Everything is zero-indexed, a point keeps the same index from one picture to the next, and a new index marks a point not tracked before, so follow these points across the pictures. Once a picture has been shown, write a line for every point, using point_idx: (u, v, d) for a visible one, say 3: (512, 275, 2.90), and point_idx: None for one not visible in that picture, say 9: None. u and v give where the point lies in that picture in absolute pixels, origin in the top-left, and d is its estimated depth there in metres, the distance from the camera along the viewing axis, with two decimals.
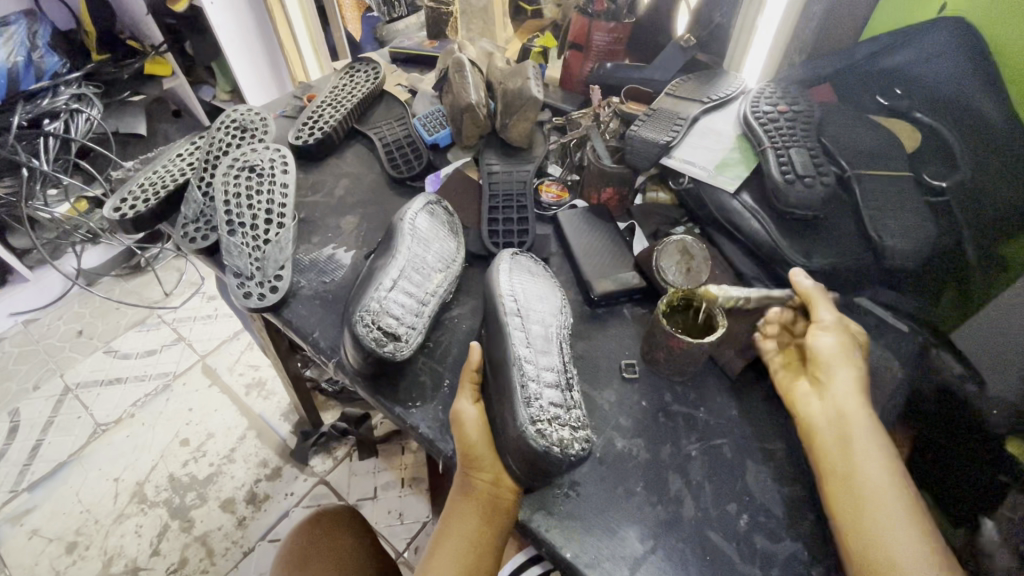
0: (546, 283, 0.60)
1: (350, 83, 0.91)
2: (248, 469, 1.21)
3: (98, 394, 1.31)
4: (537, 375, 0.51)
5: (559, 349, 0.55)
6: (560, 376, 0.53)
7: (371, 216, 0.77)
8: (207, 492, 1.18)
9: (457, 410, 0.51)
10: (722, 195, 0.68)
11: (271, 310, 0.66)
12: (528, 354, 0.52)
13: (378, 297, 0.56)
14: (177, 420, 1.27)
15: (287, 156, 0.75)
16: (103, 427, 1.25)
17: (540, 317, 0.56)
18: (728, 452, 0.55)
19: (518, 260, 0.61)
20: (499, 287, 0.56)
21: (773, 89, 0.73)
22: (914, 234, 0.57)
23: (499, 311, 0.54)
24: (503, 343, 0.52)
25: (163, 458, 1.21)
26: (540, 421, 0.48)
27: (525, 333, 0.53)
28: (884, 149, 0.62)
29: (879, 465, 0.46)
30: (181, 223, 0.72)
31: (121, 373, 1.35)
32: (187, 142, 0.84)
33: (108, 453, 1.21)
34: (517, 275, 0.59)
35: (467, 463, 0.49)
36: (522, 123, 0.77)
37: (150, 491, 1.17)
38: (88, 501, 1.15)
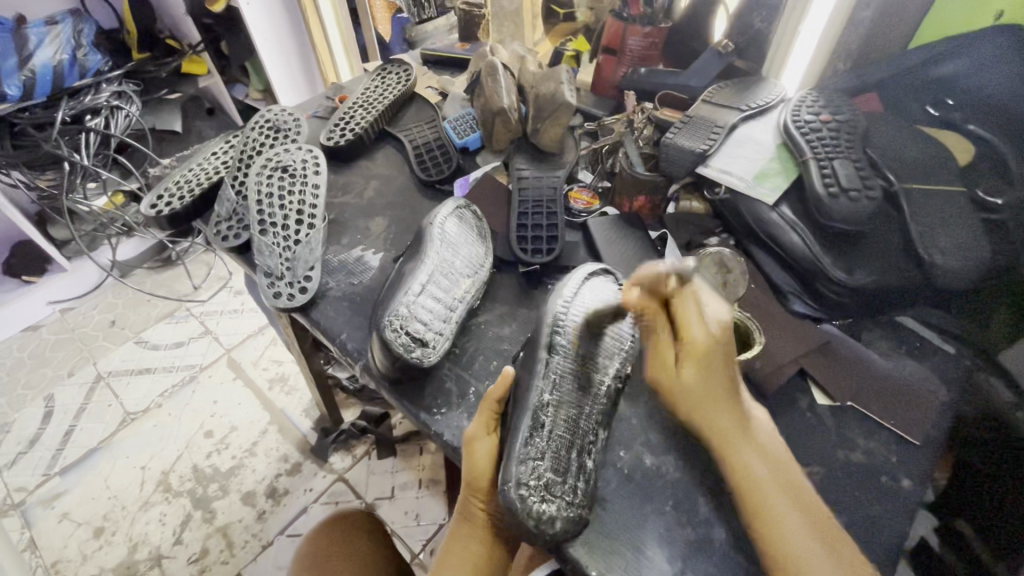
0: (614, 316, 0.56)
1: (382, 84, 0.91)
2: (269, 463, 1.23)
3: (128, 383, 1.35)
4: (549, 430, 0.49)
5: (591, 400, 0.52)
6: (573, 437, 0.50)
7: (401, 218, 0.77)
8: (228, 484, 1.19)
9: (470, 437, 0.50)
10: (760, 207, 0.66)
11: (300, 310, 0.66)
12: (551, 403, 0.50)
13: (407, 301, 0.56)
14: (202, 412, 1.30)
15: (319, 157, 0.75)
16: (132, 416, 1.29)
17: (584, 360, 0.53)
18: None
19: (593, 282, 0.57)
20: (551, 315, 0.53)
21: (815, 98, 0.71)
22: (968, 251, 0.52)
23: (538, 343, 0.53)
24: (530, 384, 0.50)
25: (187, 448, 1.24)
26: (526, 486, 0.45)
27: (556, 377, 0.51)
28: (933, 162, 0.57)
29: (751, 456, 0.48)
30: (214, 221, 0.73)
31: (150, 364, 1.38)
32: (222, 140, 0.85)
33: (135, 442, 1.24)
34: (585, 299, 0.55)
35: (467, 491, 0.50)
36: (554, 128, 0.76)
37: (174, 481, 1.19)
38: (116, 487, 1.18)
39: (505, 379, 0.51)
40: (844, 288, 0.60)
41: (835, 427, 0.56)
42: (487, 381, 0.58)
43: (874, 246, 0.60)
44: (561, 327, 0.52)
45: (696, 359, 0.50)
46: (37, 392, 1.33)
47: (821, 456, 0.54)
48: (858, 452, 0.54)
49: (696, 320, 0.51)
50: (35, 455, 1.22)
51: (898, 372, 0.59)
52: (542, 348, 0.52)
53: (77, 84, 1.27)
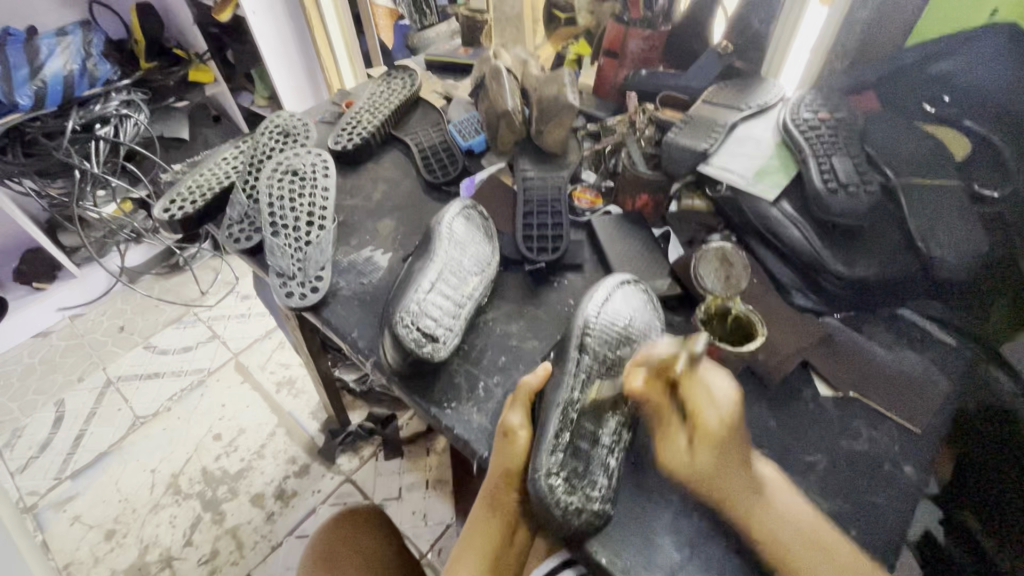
0: (640, 325, 0.57)
1: (388, 89, 0.94)
2: (278, 465, 1.24)
3: (137, 388, 1.36)
4: (578, 426, 0.49)
5: (618, 401, 0.52)
6: (601, 432, 0.50)
7: (407, 220, 0.78)
8: (238, 486, 1.21)
9: (504, 423, 0.51)
10: (761, 203, 0.66)
11: (311, 309, 0.67)
12: (581, 400, 0.50)
13: (417, 299, 0.57)
14: (212, 415, 1.31)
15: (328, 161, 0.77)
16: (142, 419, 1.30)
17: (613, 363, 0.53)
18: (766, 463, 0.53)
19: (624, 290, 0.58)
20: (582, 319, 0.54)
21: (814, 97, 0.72)
22: (965, 247, 0.57)
23: (570, 344, 0.53)
24: (561, 379, 0.51)
25: (197, 451, 1.25)
26: (556, 476, 0.47)
27: (589, 377, 0.52)
28: (929, 160, 0.62)
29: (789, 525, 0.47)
30: (226, 224, 0.75)
31: (159, 368, 1.40)
32: (232, 146, 0.87)
33: (146, 445, 1.26)
34: (613, 303, 0.56)
35: (500, 477, 0.49)
36: (557, 130, 0.78)
37: (184, 483, 1.21)
38: (128, 490, 1.19)
39: (541, 375, 0.53)
40: (842, 281, 0.61)
41: (838, 418, 0.56)
42: (495, 375, 0.60)
43: (876, 240, 0.61)
44: (593, 331, 0.53)
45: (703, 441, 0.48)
46: (48, 397, 1.35)
47: (824, 446, 0.55)
48: (861, 441, 0.55)
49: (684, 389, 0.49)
50: (47, 460, 1.24)
51: (901, 368, 0.59)
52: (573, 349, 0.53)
53: (87, 94, 1.29)
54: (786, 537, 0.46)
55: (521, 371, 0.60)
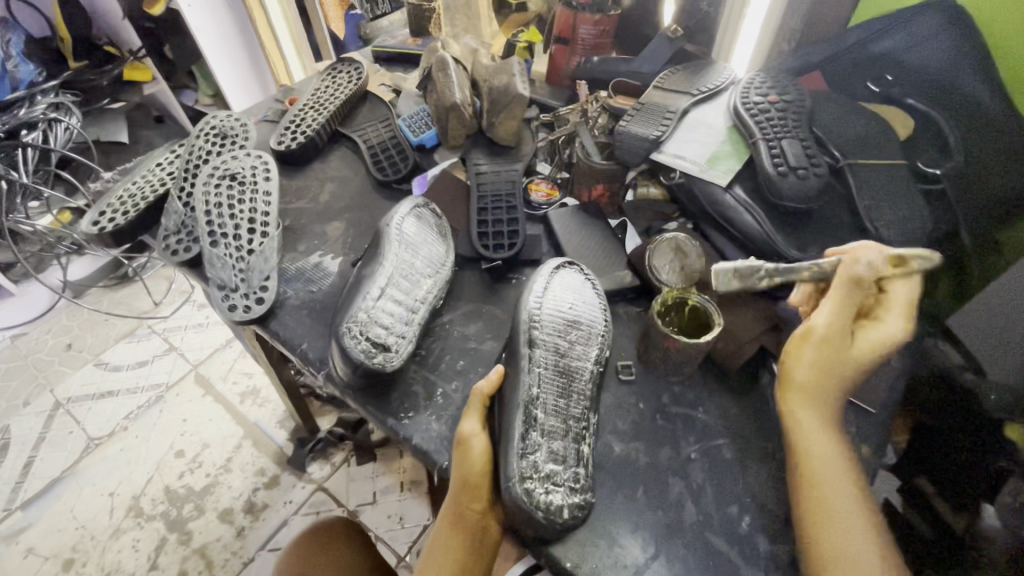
0: (587, 308, 0.55)
1: (333, 84, 0.90)
2: (246, 478, 1.20)
3: (90, 407, 1.29)
4: (543, 423, 0.47)
5: (576, 388, 0.51)
6: (568, 425, 0.49)
7: (357, 221, 0.75)
8: (204, 503, 1.16)
9: (462, 433, 0.48)
10: (715, 188, 0.65)
11: (257, 322, 0.64)
12: (542, 396, 0.48)
13: (366, 307, 0.54)
14: (172, 431, 1.25)
15: (269, 163, 0.73)
16: (96, 442, 1.23)
17: (565, 350, 0.51)
18: (728, 452, 0.52)
19: (563, 275, 0.57)
20: (526, 311, 0.52)
21: (762, 80, 0.72)
22: (909, 223, 0.56)
23: (518, 340, 0.51)
24: (518, 378, 0.49)
25: (159, 470, 1.20)
26: (530, 479, 0.45)
27: (545, 370, 0.50)
28: (874, 136, 0.62)
29: (839, 469, 0.45)
30: (162, 235, 0.70)
31: (113, 386, 1.33)
32: (168, 151, 0.82)
33: (101, 468, 1.19)
34: (556, 290, 0.55)
35: (465, 489, 0.47)
36: (508, 121, 0.76)
37: (146, 504, 1.15)
38: (84, 517, 1.13)
39: (495, 377, 0.51)
40: None
41: None
42: (453, 380, 0.58)
43: (826, 220, 0.61)
44: (538, 320, 0.51)
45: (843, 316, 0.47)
46: None
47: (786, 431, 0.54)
48: None
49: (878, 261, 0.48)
50: None
51: None
52: (522, 345, 0.51)
53: (10, 97, 1.21)
54: (822, 450, 0.46)
55: (480, 375, 0.58)
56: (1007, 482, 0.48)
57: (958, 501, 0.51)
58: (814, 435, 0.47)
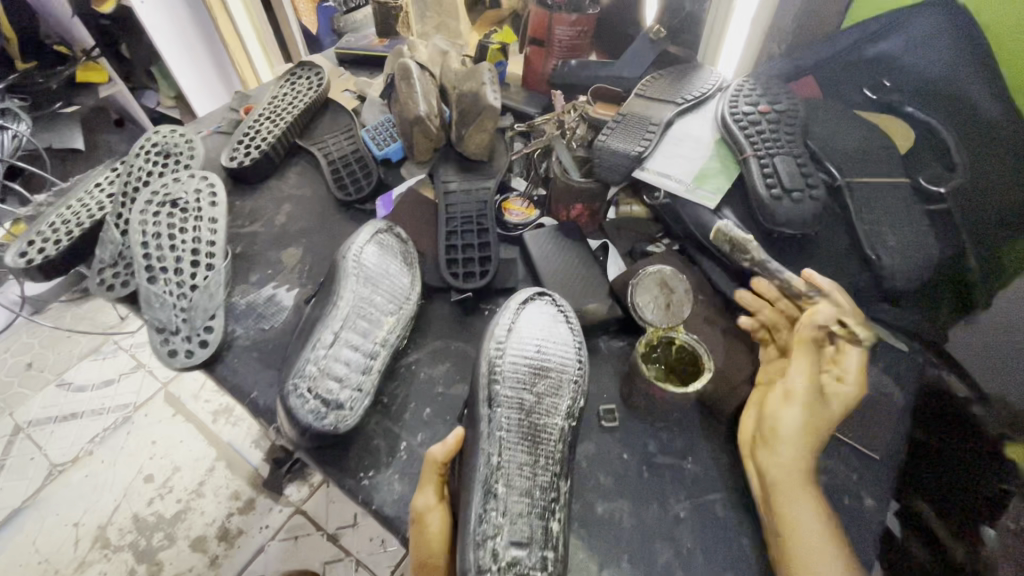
0: (557, 351, 0.49)
1: (291, 92, 0.82)
2: (219, 503, 1.01)
3: (53, 431, 1.09)
4: (505, 500, 0.42)
5: (544, 450, 0.45)
6: (534, 499, 0.43)
7: (316, 247, 0.69)
8: (175, 532, 0.98)
9: (417, 510, 0.43)
10: (703, 211, 0.61)
11: (202, 366, 0.58)
12: (504, 466, 0.43)
13: (316, 358, 0.48)
14: (139, 454, 1.05)
15: (215, 184, 0.66)
16: (59, 468, 1.04)
17: (530, 407, 0.46)
18: (721, 509, 0.48)
19: (529, 314, 0.51)
20: (486, 364, 0.47)
21: (752, 86, 0.67)
22: (912, 252, 0.49)
23: (478, 399, 0.46)
24: (476, 447, 0.43)
25: (127, 497, 1.01)
26: (489, 571, 0.39)
27: (507, 433, 0.44)
28: (873, 153, 0.55)
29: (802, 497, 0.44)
30: (96, 267, 0.63)
31: (77, 408, 1.12)
32: (108, 168, 0.75)
33: (64, 496, 1.01)
34: (520, 335, 0.49)
35: (423, 574, 0.42)
36: (479, 134, 0.69)
37: (113, 534, 0.97)
38: (48, 550, 0.95)
39: (452, 442, 0.45)
40: None
41: None
42: (419, 432, 0.52)
43: (827, 246, 0.56)
44: (498, 375, 0.46)
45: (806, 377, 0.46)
46: None
47: None
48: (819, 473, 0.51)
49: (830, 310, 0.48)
50: None
51: None
52: (483, 404, 0.46)
53: None
54: (781, 472, 0.44)
55: (449, 424, 0.53)
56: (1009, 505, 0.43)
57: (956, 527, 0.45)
58: (776, 456, 0.45)
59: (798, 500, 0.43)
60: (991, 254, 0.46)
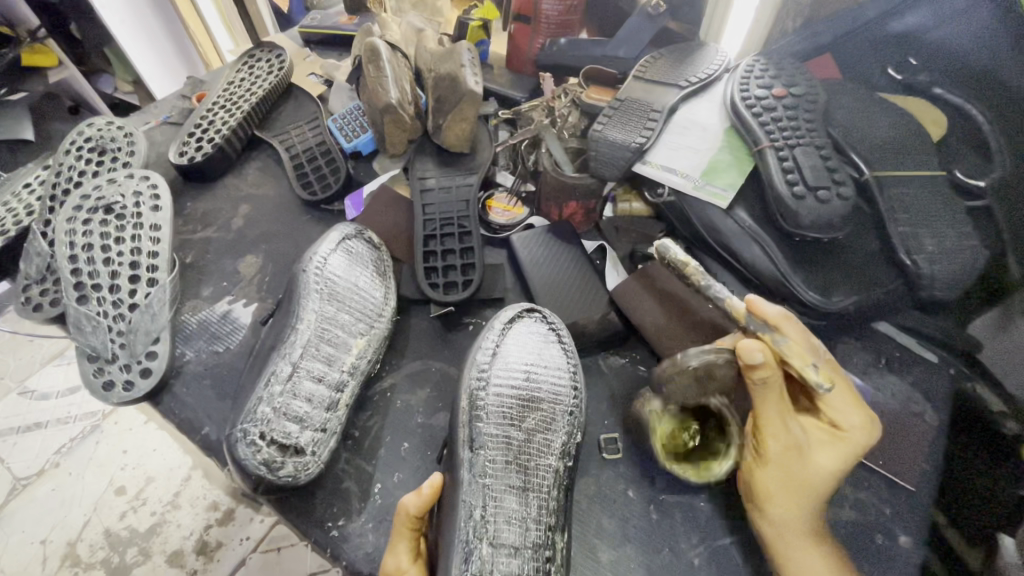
0: (548, 379, 0.41)
1: (248, 76, 0.74)
2: (197, 514, 0.89)
3: (15, 443, 0.96)
4: (491, 561, 0.34)
5: (537, 497, 0.37)
6: (525, 558, 0.35)
7: (279, 254, 0.61)
8: (151, 546, 0.86)
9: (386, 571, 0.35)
10: (713, 212, 0.54)
11: (145, 398, 0.50)
12: (491, 521, 0.35)
13: (269, 396, 0.41)
14: (111, 465, 0.93)
15: (158, 186, 0.58)
16: (24, 482, 0.92)
17: (519, 447, 0.38)
18: (740, 553, 0.42)
19: (518, 334, 0.43)
20: (466, 398, 0.39)
21: (765, 66, 0.59)
22: (958, 256, 0.43)
23: (458, 438, 0.38)
24: (457, 497, 0.36)
25: (96, 511, 0.88)
26: None
27: (493, 480, 0.36)
28: (905, 143, 0.48)
29: (816, 560, 0.38)
30: (22, 283, 0.55)
31: (42, 416, 1.00)
32: (39, 167, 0.66)
33: (33, 512, 0.88)
34: (507, 359, 0.41)
35: None
36: (459, 123, 0.61)
37: (84, 551, 0.85)
38: (13, 571, 0.84)
39: (429, 489, 0.36)
40: (816, 312, 0.49)
41: None
42: (396, 471, 0.46)
43: (854, 255, 0.48)
44: (481, 411, 0.38)
45: (779, 430, 0.37)
46: None
47: None
48: (848, 507, 0.46)
49: (800, 346, 0.38)
50: None
51: (881, 401, 0.50)
52: (463, 444, 0.38)
53: None
54: (788, 531, 0.39)
55: (430, 462, 0.46)
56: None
57: (977, 534, 0.42)
58: (774, 517, 0.39)
59: (804, 554, 0.38)
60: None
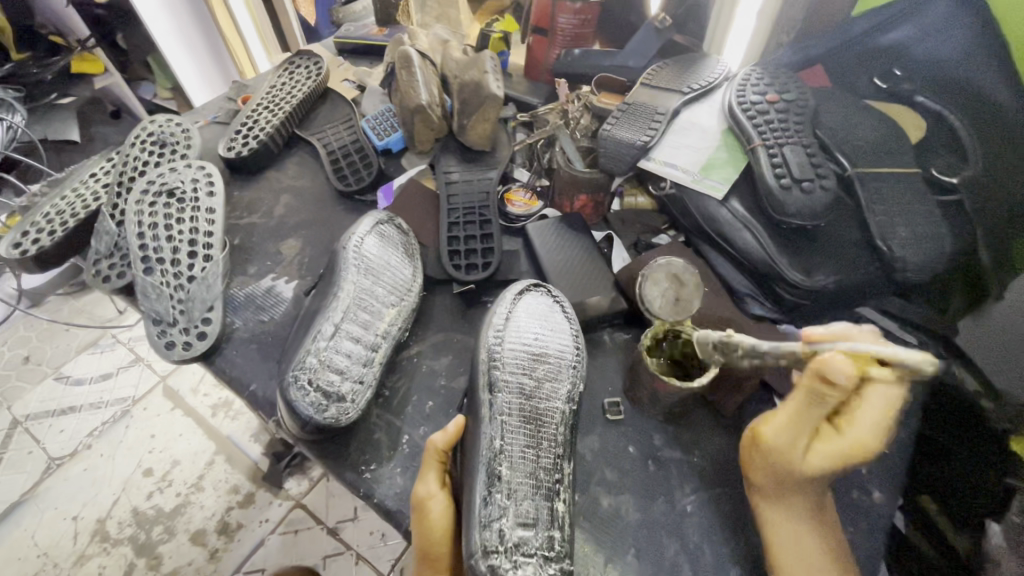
0: (555, 338, 0.47)
1: (290, 81, 0.81)
2: (219, 496, 0.96)
3: (53, 425, 1.03)
4: (509, 481, 0.40)
5: (546, 433, 0.43)
6: (539, 480, 0.41)
7: (316, 238, 0.68)
8: (175, 524, 0.93)
9: (419, 497, 0.40)
10: (710, 202, 0.61)
11: (199, 359, 0.57)
12: (507, 449, 0.41)
13: (315, 350, 0.47)
14: (138, 449, 1.00)
15: (213, 175, 0.65)
16: (58, 462, 0.99)
17: (531, 391, 0.43)
18: (728, 503, 0.47)
19: (528, 302, 0.49)
20: (484, 351, 0.45)
21: (760, 75, 0.65)
22: (926, 242, 0.46)
23: (478, 385, 0.44)
24: (479, 431, 0.41)
25: (124, 490, 0.96)
26: (496, 553, 0.37)
27: (509, 417, 0.42)
28: (886, 142, 0.52)
29: (800, 524, 0.42)
30: (92, 259, 0.62)
31: (74, 402, 1.06)
32: (103, 159, 0.73)
33: (66, 490, 0.96)
34: (518, 321, 0.47)
35: (425, 565, 0.39)
36: (482, 123, 0.67)
37: (113, 528, 0.92)
38: (48, 542, 0.91)
39: (453, 428, 0.43)
40: (801, 290, 0.55)
41: None
42: (421, 425, 0.51)
43: (833, 238, 0.54)
44: (497, 361, 0.44)
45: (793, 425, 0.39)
46: None
47: None
48: None
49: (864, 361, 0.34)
50: None
51: None
52: (483, 390, 0.44)
53: None
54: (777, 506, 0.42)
55: (451, 418, 0.52)
56: (1016, 500, 0.41)
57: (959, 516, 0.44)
58: (767, 492, 0.43)
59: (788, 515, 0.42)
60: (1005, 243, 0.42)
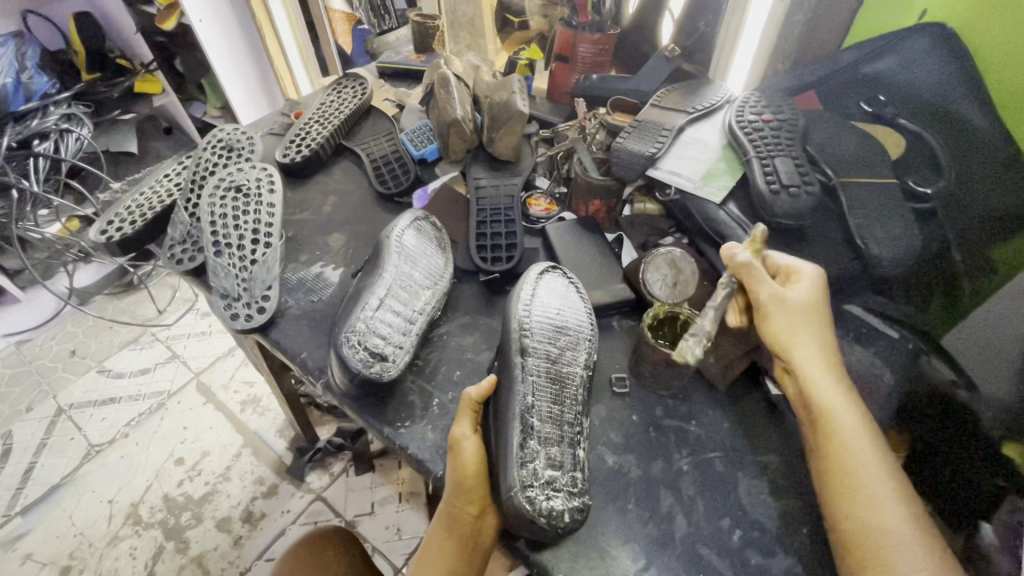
0: (573, 314, 0.55)
1: (338, 99, 0.91)
2: (244, 486, 1.03)
3: (93, 414, 1.12)
4: (540, 431, 0.47)
5: (569, 393, 0.51)
6: (563, 431, 0.49)
7: (359, 233, 0.77)
8: (202, 511, 1.00)
9: (457, 439, 0.47)
10: (709, 206, 0.68)
11: (258, 331, 0.65)
12: (537, 404, 0.48)
13: (365, 317, 0.55)
14: (172, 439, 1.08)
15: (274, 175, 0.75)
16: (97, 449, 1.07)
17: (556, 357, 0.51)
18: (720, 465, 0.53)
19: (547, 281, 0.56)
20: (516, 320, 0.52)
21: (758, 98, 0.73)
22: (901, 243, 0.52)
23: (511, 349, 0.51)
24: (514, 388, 0.48)
25: (158, 477, 1.03)
26: (532, 487, 0.44)
27: (538, 377, 0.49)
28: (867, 156, 0.57)
29: (866, 447, 0.44)
30: (167, 245, 0.71)
31: (116, 393, 1.16)
32: (175, 162, 0.84)
33: (104, 475, 1.04)
34: (541, 295, 0.55)
35: (457, 495, 0.45)
36: (508, 137, 0.76)
37: (145, 512, 0.99)
38: (83, 524, 0.98)
39: (487, 384, 0.50)
40: None
41: None
42: (450, 390, 0.58)
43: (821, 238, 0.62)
44: (529, 329, 0.51)
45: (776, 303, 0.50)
46: None
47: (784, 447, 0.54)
48: None
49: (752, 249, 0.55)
50: None
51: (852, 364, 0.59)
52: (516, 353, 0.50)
53: (23, 108, 1.12)
54: (850, 429, 0.45)
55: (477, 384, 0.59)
56: (1003, 499, 0.47)
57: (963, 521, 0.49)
58: (837, 409, 0.46)
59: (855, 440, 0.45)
60: (980, 258, 0.47)
